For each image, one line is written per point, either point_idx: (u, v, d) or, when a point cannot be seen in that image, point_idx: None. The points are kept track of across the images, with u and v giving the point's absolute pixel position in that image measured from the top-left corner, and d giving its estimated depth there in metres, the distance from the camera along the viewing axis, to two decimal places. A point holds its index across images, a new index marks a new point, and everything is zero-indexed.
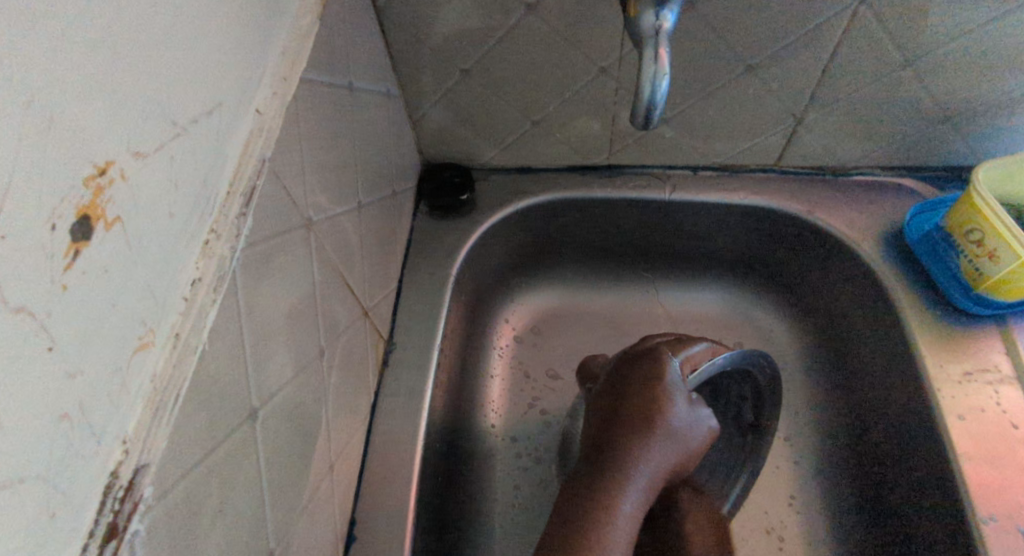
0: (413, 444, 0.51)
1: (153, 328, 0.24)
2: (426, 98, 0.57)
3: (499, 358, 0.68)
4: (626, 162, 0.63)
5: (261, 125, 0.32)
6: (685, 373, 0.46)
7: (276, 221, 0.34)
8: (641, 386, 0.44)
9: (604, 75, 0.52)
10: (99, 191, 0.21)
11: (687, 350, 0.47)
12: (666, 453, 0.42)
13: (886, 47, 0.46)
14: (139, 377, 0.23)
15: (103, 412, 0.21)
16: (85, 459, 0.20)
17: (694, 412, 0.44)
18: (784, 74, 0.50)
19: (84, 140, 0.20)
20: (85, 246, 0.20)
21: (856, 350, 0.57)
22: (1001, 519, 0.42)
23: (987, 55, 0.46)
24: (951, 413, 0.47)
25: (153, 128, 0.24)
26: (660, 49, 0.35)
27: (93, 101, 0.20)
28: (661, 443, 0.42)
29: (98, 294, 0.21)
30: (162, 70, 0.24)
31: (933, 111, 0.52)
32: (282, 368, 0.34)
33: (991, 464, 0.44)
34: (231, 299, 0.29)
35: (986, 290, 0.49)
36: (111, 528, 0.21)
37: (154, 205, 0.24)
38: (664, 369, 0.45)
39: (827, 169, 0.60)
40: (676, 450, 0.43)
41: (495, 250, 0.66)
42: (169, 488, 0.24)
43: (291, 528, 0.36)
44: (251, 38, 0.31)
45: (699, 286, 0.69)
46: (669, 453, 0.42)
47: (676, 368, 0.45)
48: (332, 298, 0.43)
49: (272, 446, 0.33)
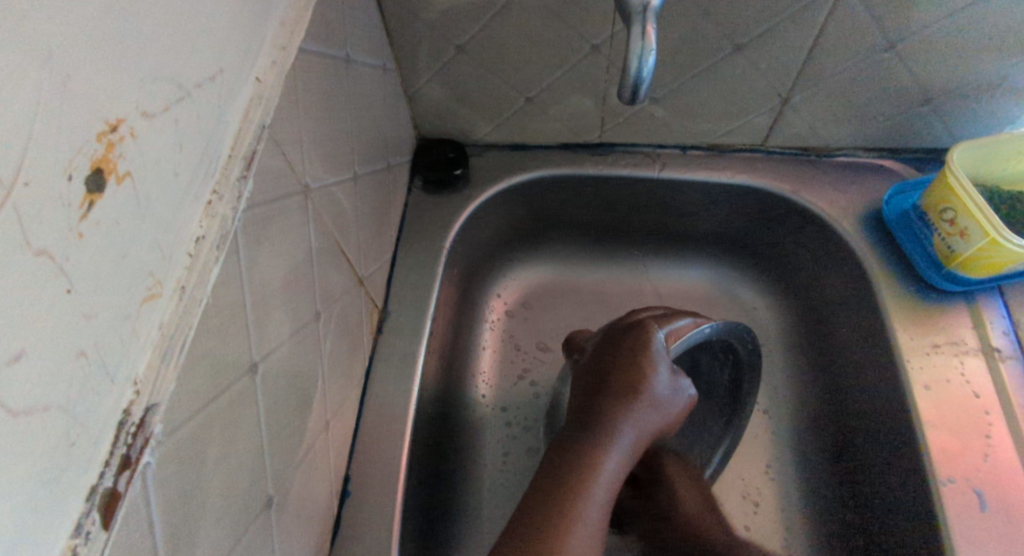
0: (406, 408, 0.53)
1: (160, 280, 0.26)
2: (422, 72, 0.58)
3: (491, 330, 0.69)
4: (617, 140, 0.64)
5: (260, 93, 0.33)
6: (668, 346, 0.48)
7: (276, 185, 0.35)
8: (627, 358, 0.46)
9: (596, 53, 0.53)
10: (111, 147, 0.22)
11: (672, 324, 0.49)
12: (648, 420, 0.45)
13: (870, 29, 0.48)
14: (148, 324, 0.25)
15: (115, 353, 0.23)
16: (100, 395, 0.22)
17: (675, 382, 0.46)
18: (771, 55, 0.51)
19: (97, 97, 0.21)
20: (98, 197, 0.22)
21: (833, 325, 0.60)
22: (960, 481, 0.45)
23: (967, 39, 0.47)
24: (919, 383, 0.49)
25: (159, 90, 0.25)
26: (648, 26, 0.36)
27: (105, 61, 0.22)
28: (642, 411, 0.44)
29: (109, 243, 0.22)
30: (168, 34, 0.25)
31: (914, 94, 0.53)
32: (281, 327, 0.36)
33: (952, 430, 0.47)
34: (233, 257, 0.30)
35: (956, 267, 0.51)
36: (124, 460, 0.23)
37: (161, 164, 0.25)
38: (649, 340, 0.47)
39: (813, 150, 0.62)
40: (656, 417, 0.45)
41: (488, 225, 0.67)
42: (177, 428, 0.26)
43: (288, 480, 0.38)
44: (251, 7, 0.32)
45: (686, 264, 0.71)
46: (651, 420, 0.45)
47: (660, 341, 0.47)
48: (328, 265, 0.44)
49: (271, 400, 0.35)
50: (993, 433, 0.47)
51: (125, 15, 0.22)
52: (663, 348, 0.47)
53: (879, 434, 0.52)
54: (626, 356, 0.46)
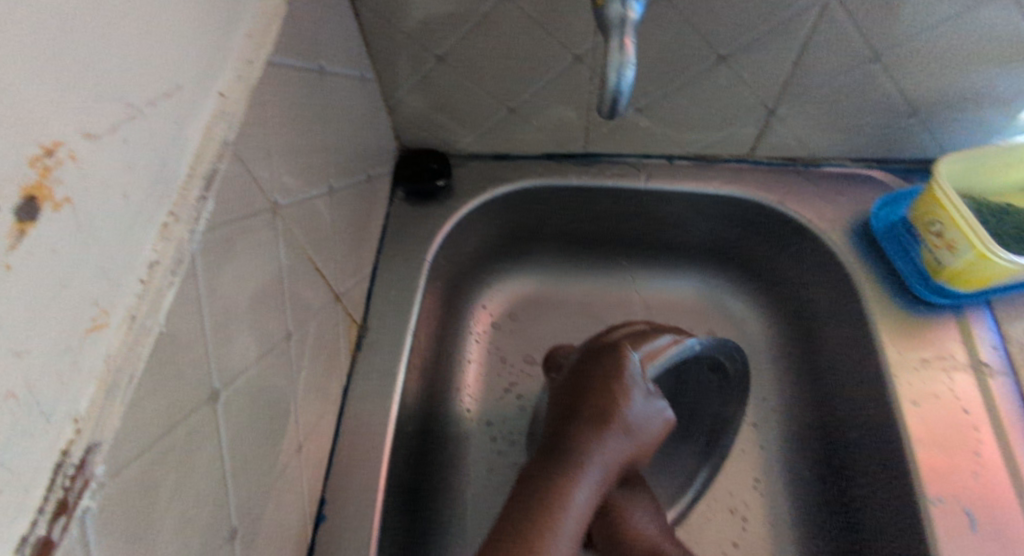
0: (385, 427, 0.51)
1: (106, 309, 0.24)
2: (402, 82, 0.56)
3: (476, 343, 0.68)
4: (603, 150, 0.63)
5: (223, 108, 0.32)
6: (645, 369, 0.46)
7: (240, 204, 0.34)
8: (600, 382, 0.45)
9: (579, 63, 0.52)
10: (46, 172, 0.21)
11: (649, 344, 0.47)
12: (621, 446, 0.44)
13: (855, 40, 0.47)
14: (92, 357, 0.23)
15: (51, 391, 0.21)
16: (34, 436, 0.21)
17: (651, 405, 0.45)
18: (755, 65, 0.50)
19: (29, 121, 0.20)
20: (31, 226, 0.20)
21: (822, 337, 0.59)
22: (948, 500, 0.44)
23: (954, 49, 0.47)
24: (907, 399, 0.48)
25: (105, 109, 0.24)
26: (625, 38, 0.35)
27: (37, 80, 0.20)
28: (616, 437, 0.43)
29: (44, 273, 0.21)
30: (116, 49, 0.24)
31: (901, 105, 0.52)
32: (246, 350, 0.35)
33: (941, 447, 0.46)
34: (191, 280, 0.29)
35: (945, 280, 0.50)
36: (61, 504, 0.21)
37: (107, 186, 0.24)
38: (623, 364, 0.45)
39: (800, 160, 0.61)
40: (631, 443, 0.44)
41: (472, 236, 0.66)
42: (123, 465, 0.24)
43: (256, 508, 0.37)
44: (213, 20, 0.31)
45: (674, 274, 0.70)
46: (623, 446, 0.44)
47: (636, 363, 0.46)
48: (302, 282, 0.43)
49: (236, 427, 0.34)
50: (982, 450, 0.46)
51: (62, 33, 0.21)
52: (638, 370, 0.45)
53: (869, 451, 0.51)
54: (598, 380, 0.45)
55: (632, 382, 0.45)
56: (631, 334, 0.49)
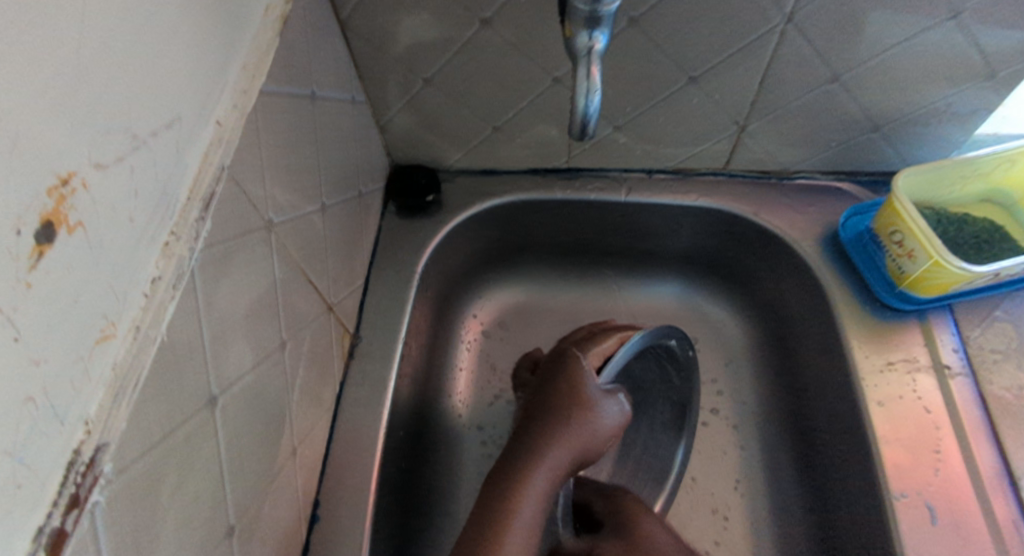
0: (376, 433, 0.54)
1: (114, 321, 0.27)
2: (391, 103, 0.59)
3: (466, 351, 0.71)
4: (585, 165, 0.66)
5: (219, 135, 0.35)
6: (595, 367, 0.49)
7: (236, 222, 0.36)
8: (555, 383, 0.48)
9: (558, 85, 0.55)
10: (62, 200, 0.23)
11: (598, 345, 0.50)
12: (574, 439, 0.45)
13: (815, 62, 0.50)
14: (101, 365, 0.26)
15: (65, 396, 0.24)
16: (49, 436, 0.23)
17: (603, 399, 0.47)
18: (724, 85, 0.53)
19: (49, 156, 0.23)
20: (49, 248, 0.23)
21: (796, 343, 0.61)
22: (911, 495, 0.46)
23: (909, 70, 0.50)
24: (873, 400, 0.51)
25: (113, 142, 0.26)
26: (591, 67, 0.37)
27: (55, 120, 0.23)
28: (569, 430, 0.45)
29: (60, 291, 0.23)
30: (123, 88, 0.27)
31: (864, 121, 0.55)
32: (242, 359, 0.37)
33: (904, 445, 0.48)
34: (190, 294, 0.32)
35: (908, 286, 0.53)
36: (73, 498, 0.24)
37: (114, 210, 0.27)
38: (574, 365, 0.49)
39: (773, 173, 0.64)
40: (584, 435, 0.46)
41: (461, 249, 0.69)
42: (128, 464, 0.27)
43: (252, 509, 0.39)
44: (211, 56, 0.34)
45: (656, 283, 0.73)
46: (580, 440, 0.46)
47: (586, 363, 0.49)
48: (295, 294, 0.45)
49: (233, 430, 0.36)
50: (943, 447, 0.48)
51: (78, 77, 0.24)
52: (590, 369, 0.48)
53: (839, 450, 0.54)
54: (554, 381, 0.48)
55: (582, 379, 0.48)
56: (584, 337, 0.53)
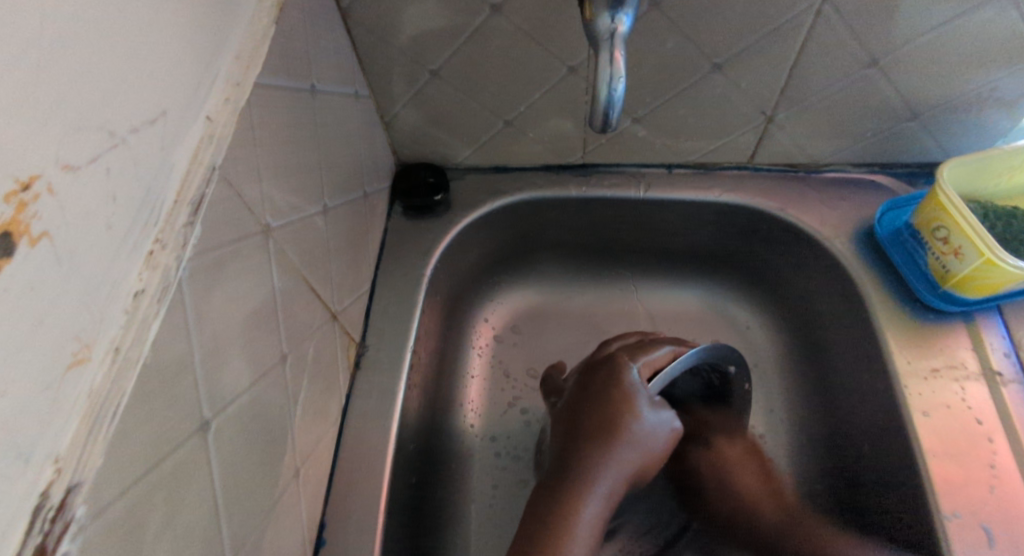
0: (385, 447, 0.51)
1: (89, 343, 0.24)
2: (396, 98, 0.56)
3: (478, 357, 0.67)
4: (601, 161, 0.63)
5: (210, 132, 0.32)
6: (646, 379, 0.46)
7: (230, 227, 0.33)
8: (603, 394, 0.45)
9: (573, 75, 0.52)
10: (23, 207, 0.20)
11: (648, 355, 0.47)
12: (629, 460, 0.42)
13: (852, 46, 0.46)
14: (73, 393, 0.23)
15: (29, 432, 0.21)
16: (11, 480, 0.20)
17: (658, 416, 0.44)
18: (751, 73, 0.50)
19: (4, 156, 0.20)
20: (6, 263, 0.20)
21: (829, 346, 0.58)
22: (964, 515, 0.43)
23: (954, 52, 0.46)
24: (918, 410, 0.47)
25: (85, 140, 0.23)
26: (615, 52, 0.34)
27: (13, 115, 0.20)
28: (623, 450, 0.42)
29: (21, 312, 0.20)
30: (96, 80, 0.24)
31: (902, 109, 0.52)
32: (239, 375, 0.34)
33: (954, 459, 0.45)
34: (178, 309, 0.28)
35: (952, 286, 0.49)
36: (39, 549, 0.21)
37: (88, 218, 0.24)
38: (623, 377, 0.45)
39: (801, 166, 0.60)
40: (639, 455, 0.43)
41: (472, 250, 0.66)
42: (105, 504, 0.24)
43: (251, 537, 0.36)
44: (200, 45, 0.31)
45: (676, 283, 0.69)
46: (632, 459, 0.43)
47: (637, 374, 0.45)
48: (297, 302, 0.42)
49: (228, 455, 0.33)
50: (997, 461, 0.45)
51: (38, 66, 0.21)
52: (641, 381, 0.45)
53: (879, 462, 0.50)
54: (602, 392, 0.45)
55: (635, 394, 0.44)
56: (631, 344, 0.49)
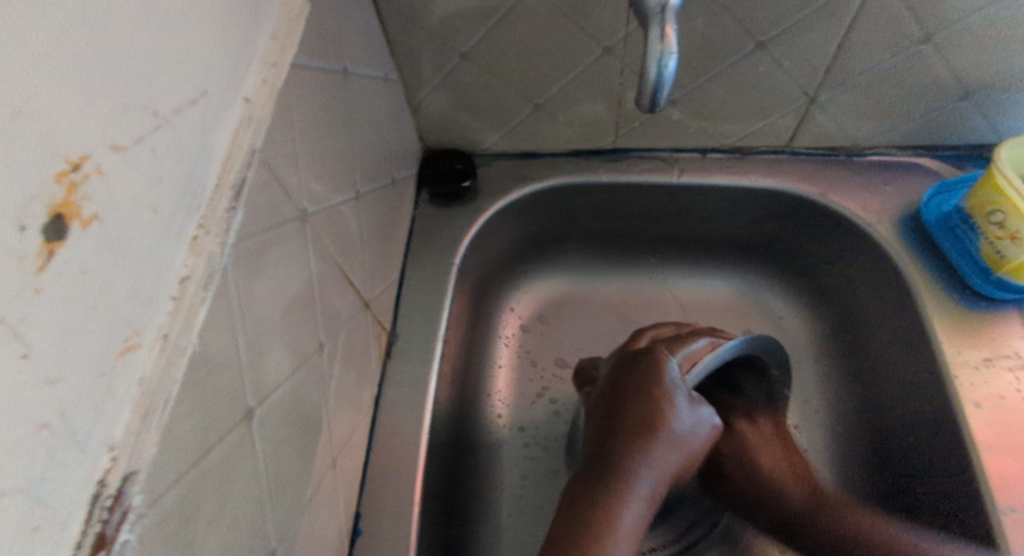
0: (418, 437, 0.50)
1: (139, 330, 0.23)
2: (425, 81, 0.55)
3: (505, 347, 0.67)
4: (633, 145, 0.61)
5: (251, 114, 0.31)
6: (685, 371, 0.45)
7: (269, 213, 0.33)
8: (642, 388, 0.43)
9: (608, 55, 0.50)
10: (74, 188, 0.20)
11: (688, 348, 0.46)
12: (669, 459, 0.41)
13: (905, 20, 0.44)
14: (126, 381, 0.22)
15: (85, 419, 0.20)
16: (68, 468, 0.20)
17: (695, 412, 0.43)
18: (795, 51, 0.48)
19: (54, 135, 0.19)
20: (59, 246, 0.19)
21: (870, 336, 0.56)
22: (1021, 509, 0.41)
23: (1012, 26, 0.44)
24: (969, 401, 0.46)
25: (131, 120, 0.22)
26: (667, 26, 0.33)
27: (64, 92, 0.19)
28: (663, 448, 0.41)
29: (75, 297, 0.20)
30: (141, 56, 0.23)
31: (953, 88, 0.49)
32: (280, 364, 0.34)
33: (1009, 452, 0.43)
34: (223, 296, 0.28)
35: (1006, 273, 0.47)
36: (99, 538, 0.20)
37: (135, 200, 0.23)
38: (662, 370, 0.43)
39: (841, 149, 0.58)
40: (678, 454, 0.41)
41: (500, 237, 0.64)
42: (161, 493, 0.23)
43: (293, 527, 0.36)
44: (238, 23, 0.30)
45: (707, 272, 0.68)
46: (672, 459, 0.41)
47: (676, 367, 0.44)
48: (332, 290, 0.42)
49: (270, 444, 0.32)
50: None
51: (86, 42, 0.20)
52: (680, 375, 0.44)
53: (925, 454, 0.49)
54: (639, 386, 0.43)
55: (675, 388, 0.43)
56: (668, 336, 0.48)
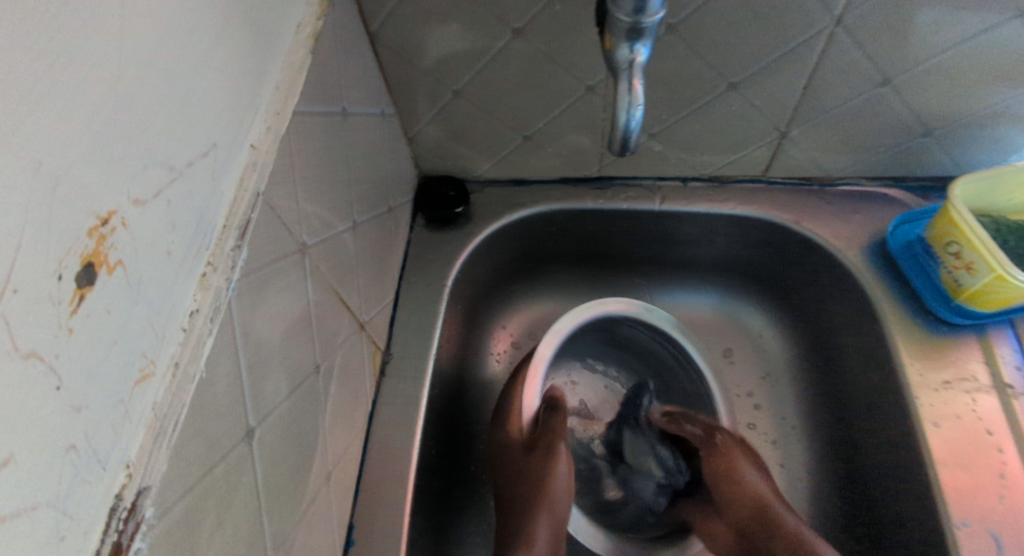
0: (409, 452, 0.53)
1: (153, 359, 0.26)
2: (420, 115, 0.58)
3: (496, 364, 0.69)
4: (617, 174, 0.64)
5: (255, 160, 0.34)
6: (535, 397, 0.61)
7: (272, 248, 0.36)
8: (550, 436, 0.60)
9: (591, 93, 0.54)
10: (102, 240, 0.23)
11: (558, 402, 0.62)
12: (564, 484, 0.58)
13: (865, 66, 0.47)
14: (141, 405, 0.25)
15: (106, 441, 0.23)
16: (90, 484, 0.22)
17: (551, 419, 0.61)
18: (765, 91, 0.51)
19: (87, 195, 0.22)
20: (89, 291, 0.22)
21: (841, 358, 0.59)
22: (974, 523, 0.44)
23: (966, 72, 0.47)
24: (928, 421, 0.48)
25: (152, 176, 0.26)
26: (634, 81, 0.36)
27: (96, 159, 0.22)
28: (563, 470, 0.58)
29: (101, 333, 0.23)
30: (162, 120, 0.26)
31: (915, 126, 0.52)
32: (278, 386, 0.37)
33: (967, 471, 0.46)
34: (227, 326, 0.31)
35: (964, 299, 0.50)
36: (116, 546, 0.23)
37: (153, 245, 0.26)
38: (558, 401, 0.62)
39: (815, 179, 0.61)
40: (568, 486, 0.59)
41: (490, 259, 0.67)
42: (169, 506, 0.26)
43: (288, 537, 0.38)
44: (245, 79, 0.33)
45: (690, 292, 0.70)
46: (563, 492, 0.58)
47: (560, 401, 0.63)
48: (328, 315, 0.45)
49: (268, 460, 0.35)
50: (1007, 472, 0.46)
51: (116, 115, 0.23)
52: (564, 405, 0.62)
53: (890, 471, 0.51)
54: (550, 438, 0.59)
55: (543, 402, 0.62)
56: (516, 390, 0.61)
